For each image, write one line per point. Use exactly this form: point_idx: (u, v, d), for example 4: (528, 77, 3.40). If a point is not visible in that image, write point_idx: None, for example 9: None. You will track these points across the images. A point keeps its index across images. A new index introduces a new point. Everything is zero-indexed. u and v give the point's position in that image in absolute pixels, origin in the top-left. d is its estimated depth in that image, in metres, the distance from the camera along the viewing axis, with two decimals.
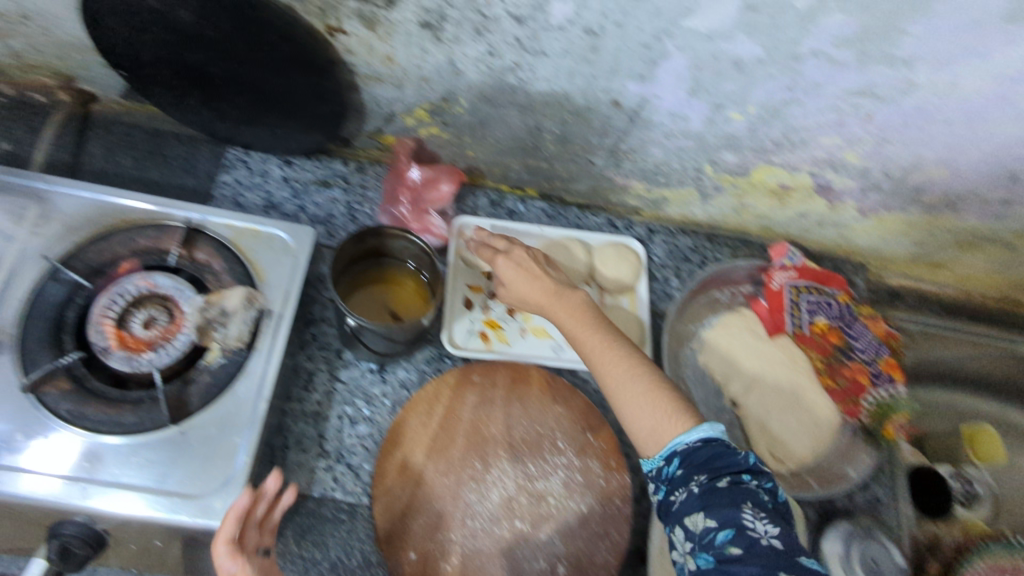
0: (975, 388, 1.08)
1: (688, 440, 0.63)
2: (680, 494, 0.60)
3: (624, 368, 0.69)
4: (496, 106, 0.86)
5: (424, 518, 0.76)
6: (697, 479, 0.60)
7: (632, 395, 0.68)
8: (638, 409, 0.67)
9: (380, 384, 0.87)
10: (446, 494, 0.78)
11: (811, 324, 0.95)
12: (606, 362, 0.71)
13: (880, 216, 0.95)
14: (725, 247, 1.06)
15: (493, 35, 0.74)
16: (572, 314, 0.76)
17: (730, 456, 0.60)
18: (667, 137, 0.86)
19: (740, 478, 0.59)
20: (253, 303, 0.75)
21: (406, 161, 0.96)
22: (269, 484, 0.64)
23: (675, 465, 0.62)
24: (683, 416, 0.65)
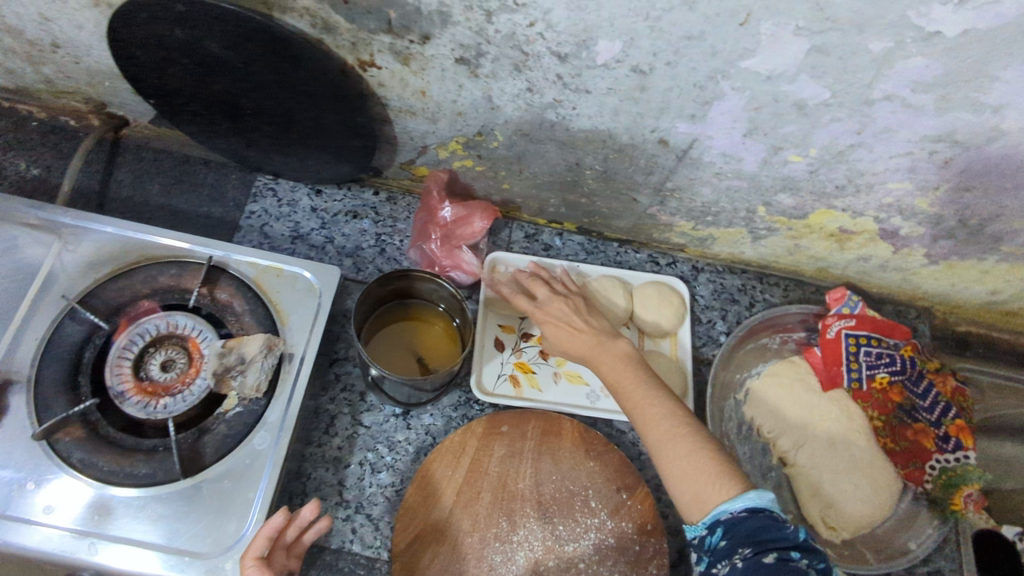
0: None
1: (732, 509, 0.54)
2: (722, 567, 0.53)
3: (666, 421, 0.61)
4: (535, 142, 0.81)
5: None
6: (741, 552, 0.52)
7: (674, 451, 0.59)
8: (678, 469, 0.58)
9: (405, 430, 0.82)
10: (467, 557, 0.72)
11: (870, 379, 0.86)
12: (647, 411, 0.63)
13: (951, 263, 0.87)
14: (775, 287, 0.99)
15: (533, 72, 0.70)
16: (614, 358, 0.69)
17: (780, 529, 0.52)
18: (718, 176, 0.80)
19: (789, 554, 0.52)
20: (272, 350, 0.70)
21: (438, 197, 0.93)
22: (305, 512, 0.61)
23: (718, 535, 0.54)
24: (727, 480, 0.56)
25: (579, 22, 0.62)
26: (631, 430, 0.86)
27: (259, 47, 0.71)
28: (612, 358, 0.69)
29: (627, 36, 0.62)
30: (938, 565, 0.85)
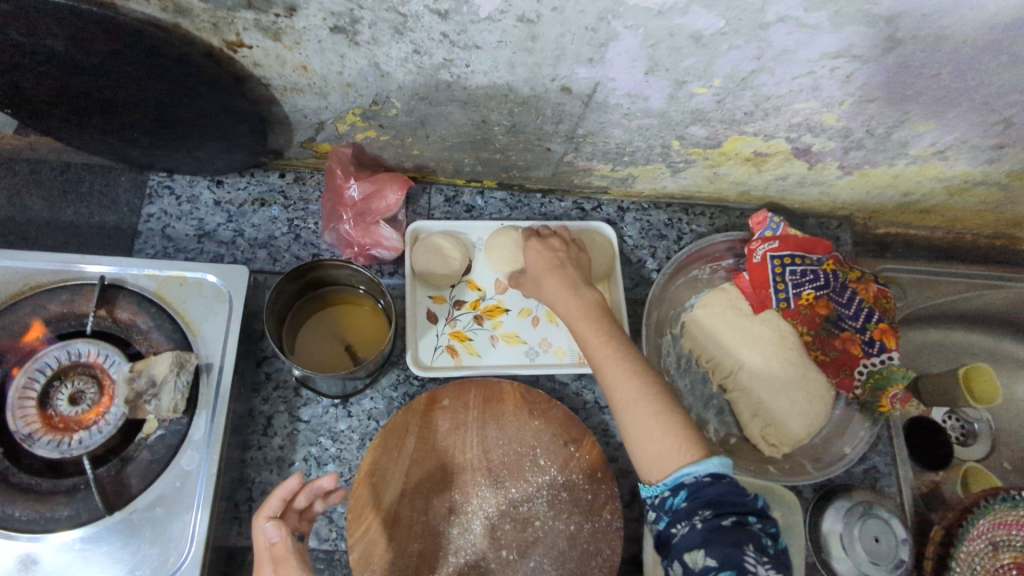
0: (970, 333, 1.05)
1: (695, 471, 0.55)
2: (681, 526, 0.54)
3: (635, 384, 0.61)
4: (435, 105, 0.77)
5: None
6: (702, 513, 0.54)
7: (640, 412, 0.60)
8: (644, 430, 0.59)
9: (346, 418, 0.80)
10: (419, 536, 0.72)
11: (797, 297, 0.88)
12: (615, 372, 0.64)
13: (864, 172, 0.87)
14: (701, 217, 0.99)
15: (416, 33, 0.65)
16: (591, 313, 0.70)
17: (740, 496, 0.55)
18: (627, 117, 0.78)
19: (746, 519, 0.54)
20: (184, 366, 0.65)
21: (342, 175, 0.87)
22: (322, 480, 0.63)
23: (680, 497, 0.55)
24: (691, 441, 0.58)
25: None
26: (573, 380, 0.87)
27: (108, 41, 0.64)
28: (588, 313, 0.70)
29: None
30: (872, 462, 0.91)
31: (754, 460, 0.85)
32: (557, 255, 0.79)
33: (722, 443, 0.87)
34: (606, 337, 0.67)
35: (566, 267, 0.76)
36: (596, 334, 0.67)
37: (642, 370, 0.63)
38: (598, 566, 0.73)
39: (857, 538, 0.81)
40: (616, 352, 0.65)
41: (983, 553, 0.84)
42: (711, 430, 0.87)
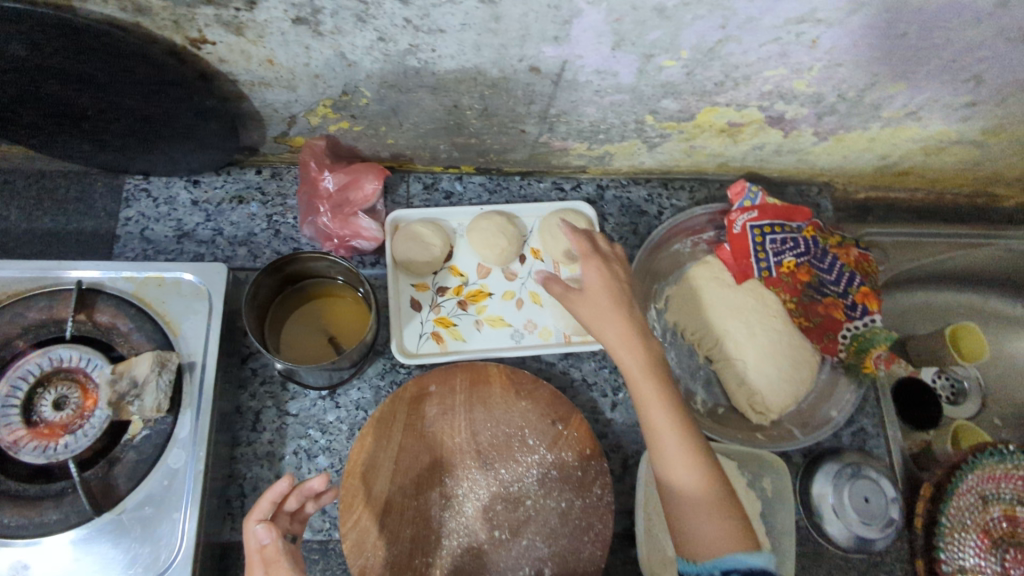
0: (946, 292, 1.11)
1: (749, 561, 0.56)
2: None
3: (695, 462, 0.61)
4: (405, 92, 0.77)
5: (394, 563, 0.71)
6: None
7: (698, 495, 0.60)
8: (695, 503, 0.60)
9: (334, 410, 0.81)
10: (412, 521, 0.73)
11: (779, 265, 0.88)
12: (665, 428, 0.62)
13: (840, 137, 0.87)
14: (681, 190, 0.99)
15: (379, 20, 0.64)
16: (653, 365, 0.64)
17: None
18: (598, 94, 0.77)
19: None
20: (165, 365, 0.65)
21: (317, 167, 0.87)
22: (311, 481, 0.64)
23: None
24: (740, 526, 0.59)
25: None
26: (559, 360, 0.88)
27: (69, 45, 0.63)
28: (648, 365, 0.64)
29: None
30: (861, 422, 0.91)
31: (742, 430, 0.87)
32: (619, 282, 0.69)
33: (710, 414, 0.88)
34: (667, 399, 0.63)
35: (630, 303, 0.67)
36: (656, 391, 0.63)
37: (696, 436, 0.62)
38: (590, 540, 0.75)
39: (846, 499, 0.82)
40: (677, 413, 0.62)
41: (974, 507, 0.86)
42: (698, 402, 0.88)
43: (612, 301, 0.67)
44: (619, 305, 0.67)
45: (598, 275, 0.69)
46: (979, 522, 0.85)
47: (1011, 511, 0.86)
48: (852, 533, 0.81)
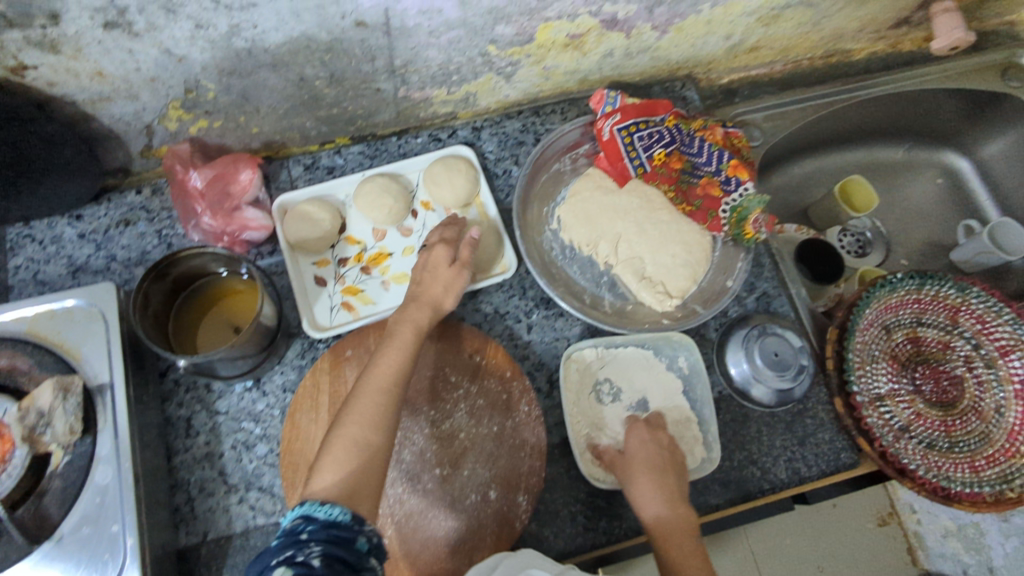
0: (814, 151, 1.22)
1: None
2: None
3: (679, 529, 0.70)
4: (246, 75, 0.78)
5: (404, 350, 0.75)
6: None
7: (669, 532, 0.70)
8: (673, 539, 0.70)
9: (262, 399, 0.84)
10: (413, 301, 0.80)
11: (651, 159, 0.92)
12: (664, 516, 0.72)
13: (678, 26, 0.91)
14: (553, 114, 1.02)
15: (187, 8, 0.65)
16: (672, 495, 0.73)
17: None
18: (433, 35, 0.79)
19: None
20: (69, 390, 0.69)
21: (183, 169, 0.87)
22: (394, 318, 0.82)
23: None
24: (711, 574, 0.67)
25: None
26: (469, 300, 0.91)
27: None
28: (676, 503, 0.73)
29: None
30: (763, 287, 0.97)
31: (650, 319, 0.92)
32: (661, 450, 0.78)
33: (620, 312, 0.93)
34: (663, 493, 0.73)
35: (666, 466, 0.76)
36: (648, 478, 0.75)
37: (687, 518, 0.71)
38: (527, 454, 0.79)
39: (760, 360, 0.85)
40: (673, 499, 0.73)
41: (879, 338, 0.92)
42: (607, 305, 0.93)
43: (650, 462, 0.76)
44: (658, 462, 0.76)
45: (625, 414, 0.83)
46: (887, 350, 0.92)
47: (913, 333, 0.93)
48: (773, 389, 0.85)
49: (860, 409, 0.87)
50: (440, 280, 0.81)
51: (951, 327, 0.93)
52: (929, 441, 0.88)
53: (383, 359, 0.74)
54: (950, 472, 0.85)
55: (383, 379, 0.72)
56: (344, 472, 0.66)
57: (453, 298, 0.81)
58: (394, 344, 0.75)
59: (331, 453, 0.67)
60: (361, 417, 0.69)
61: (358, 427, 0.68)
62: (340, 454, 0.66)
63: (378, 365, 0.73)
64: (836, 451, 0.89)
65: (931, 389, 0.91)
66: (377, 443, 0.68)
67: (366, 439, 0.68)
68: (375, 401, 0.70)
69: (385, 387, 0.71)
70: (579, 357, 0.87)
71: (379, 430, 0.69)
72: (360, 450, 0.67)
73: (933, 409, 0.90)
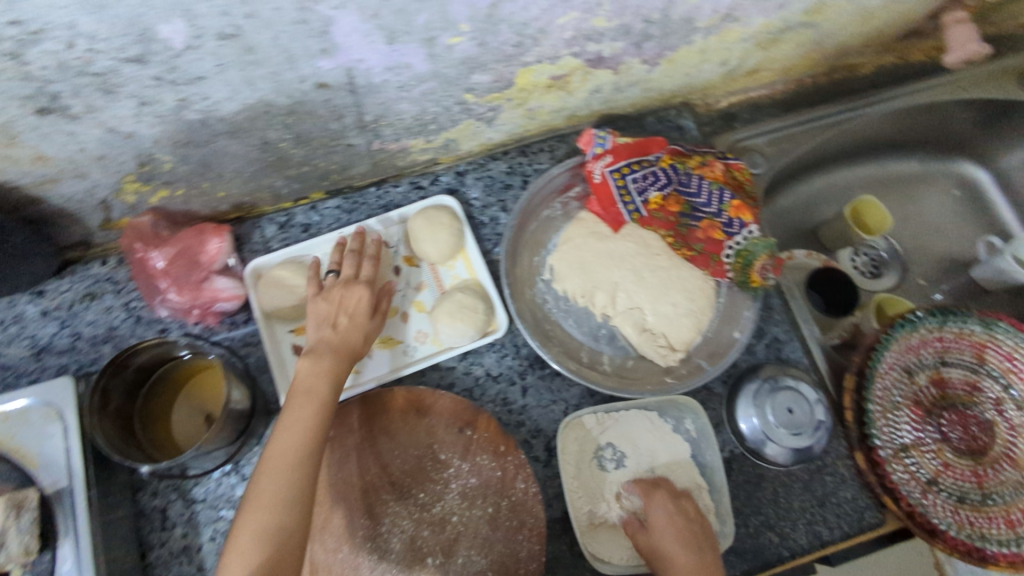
0: (820, 169, 1.15)
1: None
2: None
3: None
4: (204, 144, 0.72)
5: (313, 406, 0.66)
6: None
7: None
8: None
9: (241, 484, 0.79)
10: (330, 351, 0.70)
11: (647, 204, 0.85)
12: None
13: (670, 58, 0.85)
14: (541, 153, 0.96)
15: (127, 87, 0.60)
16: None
17: None
18: (403, 89, 0.73)
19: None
20: (22, 506, 0.64)
21: (143, 247, 0.81)
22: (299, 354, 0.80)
23: None
24: None
25: (115, 20, 0.52)
26: (458, 362, 0.86)
27: None
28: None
29: (179, 10, 0.53)
30: (773, 333, 0.91)
31: (653, 378, 0.86)
32: (688, 521, 0.73)
33: (619, 369, 0.87)
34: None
35: (699, 541, 0.72)
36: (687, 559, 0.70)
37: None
38: (526, 537, 0.73)
39: (774, 419, 0.79)
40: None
41: (901, 382, 0.85)
42: (606, 362, 0.87)
43: (684, 537, 0.72)
44: (691, 539, 0.72)
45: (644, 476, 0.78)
46: (910, 396, 0.85)
47: (937, 375, 0.86)
48: (788, 449, 0.78)
49: (884, 465, 0.82)
50: (359, 328, 0.74)
51: (977, 365, 0.86)
52: (960, 495, 0.81)
53: (286, 424, 0.64)
54: (984, 530, 0.79)
55: (288, 447, 0.62)
56: (255, 566, 0.57)
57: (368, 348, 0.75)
58: (296, 403, 0.66)
59: (239, 546, 0.58)
60: (267, 497, 0.60)
61: (265, 513, 0.59)
62: (249, 546, 0.58)
63: (278, 433, 0.64)
64: (859, 510, 0.83)
65: (959, 436, 0.85)
66: (290, 523, 0.59)
67: (277, 523, 0.59)
68: (281, 475, 0.61)
69: (289, 457, 0.62)
70: (578, 424, 0.81)
71: (292, 509, 0.60)
72: (273, 539, 0.58)
73: (962, 459, 0.84)
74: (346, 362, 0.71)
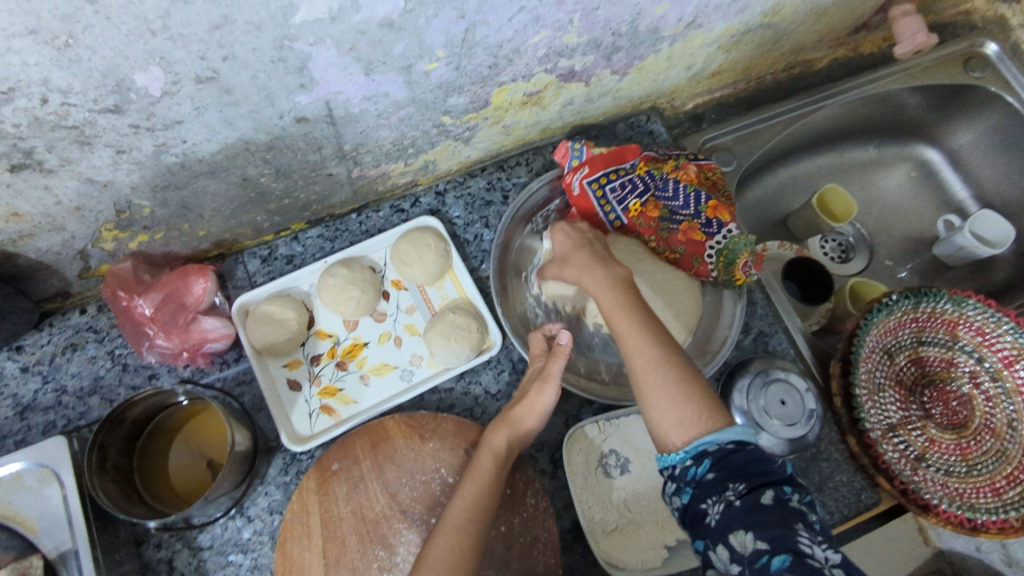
0: (786, 160, 1.18)
1: (718, 440, 0.61)
2: (716, 505, 0.59)
3: (653, 351, 0.68)
4: (183, 187, 0.71)
5: (491, 475, 0.70)
6: (734, 487, 0.58)
7: (659, 381, 0.66)
8: (690, 428, 0.63)
9: (248, 526, 0.78)
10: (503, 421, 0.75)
11: (627, 212, 0.87)
12: (673, 397, 0.65)
13: (638, 67, 0.87)
14: (518, 167, 0.97)
15: (103, 137, 0.58)
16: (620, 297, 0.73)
17: (765, 467, 0.59)
18: (382, 116, 0.73)
19: (783, 491, 0.58)
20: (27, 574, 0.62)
21: (126, 295, 0.80)
22: (449, 425, 0.79)
23: (706, 467, 0.61)
24: (714, 415, 0.63)
25: (90, 73, 0.51)
26: (456, 383, 0.86)
27: None
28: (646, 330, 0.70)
29: (155, 59, 0.52)
30: (758, 327, 0.94)
31: None
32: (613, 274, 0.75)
33: (617, 377, 0.89)
34: (639, 330, 0.70)
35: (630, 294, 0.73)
36: (620, 312, 0.72)
37: (706, 394, 0.65)
38: (541, 552, 0.74)
39: (770, 413, 0.81)
40: (672, 366, 0.66)
41: (882, 364, 0.90)
42: (603, 371, 0.89)
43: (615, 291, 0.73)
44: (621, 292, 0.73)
45: (596, 281, 0.75)
46: (891, 376, 0.90)
47: (915, 354, 0.91)
48: (785, 439, 0.80)
49: (876, 446, 0.84)
50: (541, 401, 0.76)
51: (951, 342, 0.90)
52: (947, 468, 0.85)
53: (462, 491, 0.69)
54: (973, 501, 0.82)
55: (463, 509, 0.67)
56: None
57: (532, 420, 0.75)
58: (473, 472, 0.71)
59: None
60: (453, 527, 0.65)
61: (457, 540, 0.64)
62: None
63: (457, 498, 0.68)
64: (856, 493, 0.87)
65: (941, 412, 0.89)
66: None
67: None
68: (452, 538, 0.64)
69: (466, 520, 0.65)
70: (581, 434, 0.82)
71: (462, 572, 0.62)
72: None
73: (945, 434, 0.87)
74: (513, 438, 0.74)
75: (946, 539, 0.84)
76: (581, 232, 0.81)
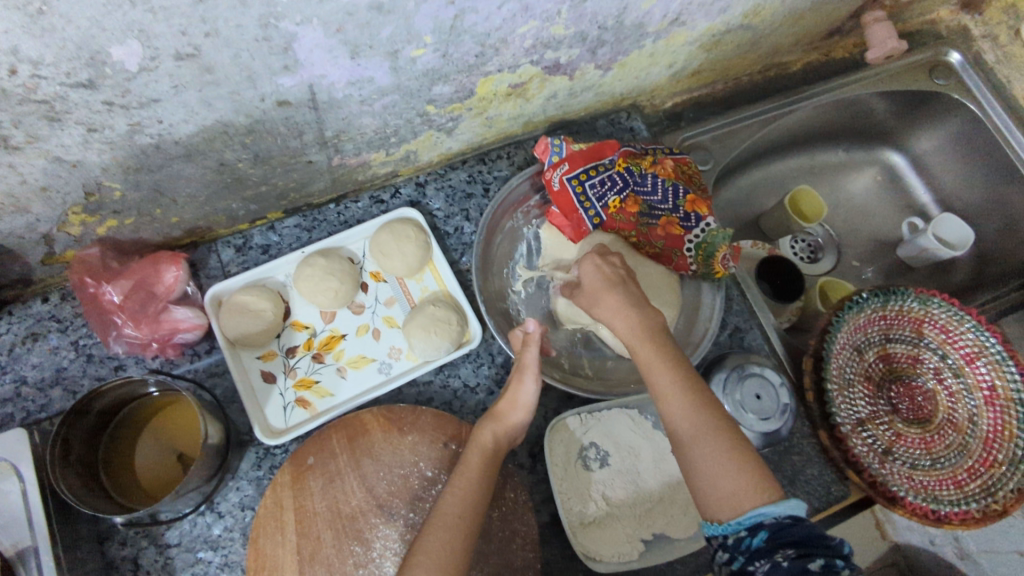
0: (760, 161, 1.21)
1: (775, 512, 0.58)
2: (762, 565, 0.55)
3: (698, 412, 0.64)
4: (157, 170, 0.69)
5: (480, 472, 0.69)
6: (785, 551, 0.55)
7: (708, 446, 0.63)
8: (741, 497, 0.60)
9: (218, 522, 0.75)
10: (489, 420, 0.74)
11: (606, 208, 0.87)
12: (727, 466, 0.61)
13: (621, 62, 0.87)
14: (500, 160, 0.97)
15: (74, 114, 0.56)
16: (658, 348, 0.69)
17: (823, 541, 0.56)
18: (365, 103, 0.72)
19: (836, 564, 0.55)
20: None
21: (95, 282, 0.77)
22: (425, 418, 0.77)
23: (759, 537, 0.57)
24: (767, 484, 0.60)
25: (64, 43, 0.48)
26: (435, 376, 0.85)
27: None
28: (687, 387, 0.66)
29: (134, 31, 0.50)
30: (734, 322, 0.96)
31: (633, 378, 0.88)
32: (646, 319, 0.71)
33: (599, 372, 0.90)
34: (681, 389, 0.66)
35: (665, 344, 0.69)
36: (659, 366, 0.68)
37: (756, 461, 0.62)
38: (519, 546, 0.74)
39: (746, 406, 0.82)
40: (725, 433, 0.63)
41: (852, 360, 0.91)
42: (586, 367, 0.90)
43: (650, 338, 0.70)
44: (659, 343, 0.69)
45: (629, 327, 0.71)
46: (860, 372, 0.91)
47: (884, 351, 0.93)
48: (758, 432, 0.82)
49: (846, 440, 0.86)
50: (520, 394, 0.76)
51: (917, 339, 0.92)
52: (912, 462, 0.87)
53: (452, 487, 0.68)
54: (936, 492, 0.84)
55: (455, 508, 0.65)
56: None
57: (520, 415, 0.75)
58: (461, 469, 0.69)
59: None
60: (446, 523, 0.64)
61: (448, 536, 0.63)
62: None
63: (447, 494, 0.67)
64: (825, 486, 0.89)
65: (906, 407, 0.91)
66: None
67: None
68: (446, 534, 0.63)
69: (459, 518, 0.64)
70: (562, 426, 0.82)
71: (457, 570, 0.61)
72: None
73: (910, 428, 0.90)
74: (501, 435, 0.74)
75: (904, 535, 0.92)
76: (615, 266, 0.76)
